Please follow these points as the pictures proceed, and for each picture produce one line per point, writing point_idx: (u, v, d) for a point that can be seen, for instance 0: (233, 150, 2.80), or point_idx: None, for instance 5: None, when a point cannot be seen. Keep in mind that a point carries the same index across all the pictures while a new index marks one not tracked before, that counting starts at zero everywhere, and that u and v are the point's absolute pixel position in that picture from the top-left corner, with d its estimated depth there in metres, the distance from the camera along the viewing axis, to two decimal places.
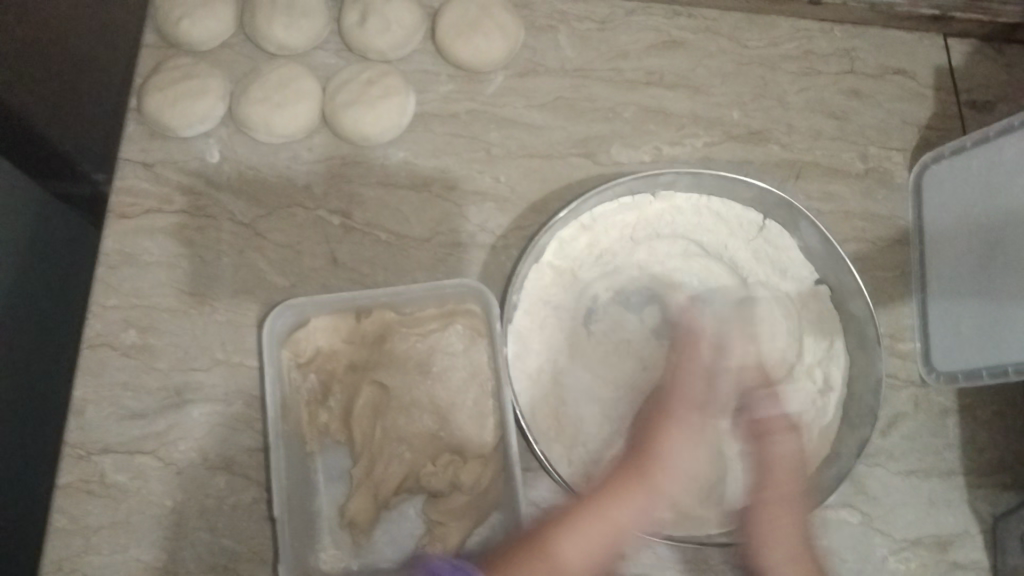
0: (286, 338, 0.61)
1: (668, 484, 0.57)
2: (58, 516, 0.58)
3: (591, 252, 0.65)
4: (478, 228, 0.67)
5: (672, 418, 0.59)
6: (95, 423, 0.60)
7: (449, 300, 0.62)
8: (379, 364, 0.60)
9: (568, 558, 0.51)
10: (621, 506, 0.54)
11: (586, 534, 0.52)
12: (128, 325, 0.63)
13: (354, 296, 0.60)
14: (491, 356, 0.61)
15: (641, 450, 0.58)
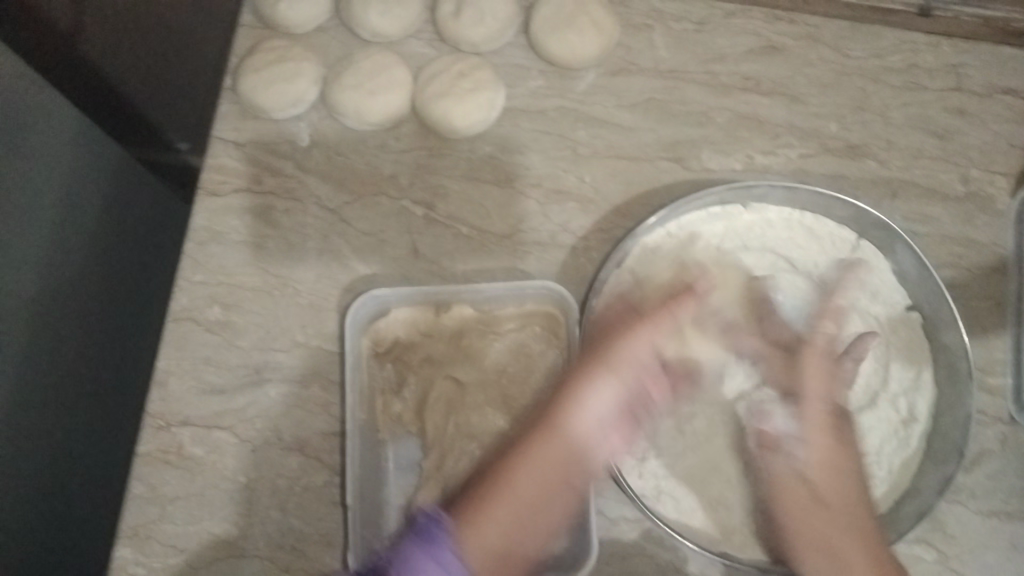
0: (367, 327, 0.61)
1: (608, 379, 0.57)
2: (137, 483, 0.60)
3: (675, 262, 0.64)
4: (559, 227, 0.66)
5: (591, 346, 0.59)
6: (176, 395, 0.62)
7: (530, 301, 0.62)
8: (455, 360, 0.60)
9: (523, 483, 0.54)
10: (575, 425, 0.56)
11: (540, 456, 0.55)
12: (213, 302, 0.64)
13: (434, 291, 0.61)
14: (566, 360, 0.61)
15: (586, 360, 0.58)
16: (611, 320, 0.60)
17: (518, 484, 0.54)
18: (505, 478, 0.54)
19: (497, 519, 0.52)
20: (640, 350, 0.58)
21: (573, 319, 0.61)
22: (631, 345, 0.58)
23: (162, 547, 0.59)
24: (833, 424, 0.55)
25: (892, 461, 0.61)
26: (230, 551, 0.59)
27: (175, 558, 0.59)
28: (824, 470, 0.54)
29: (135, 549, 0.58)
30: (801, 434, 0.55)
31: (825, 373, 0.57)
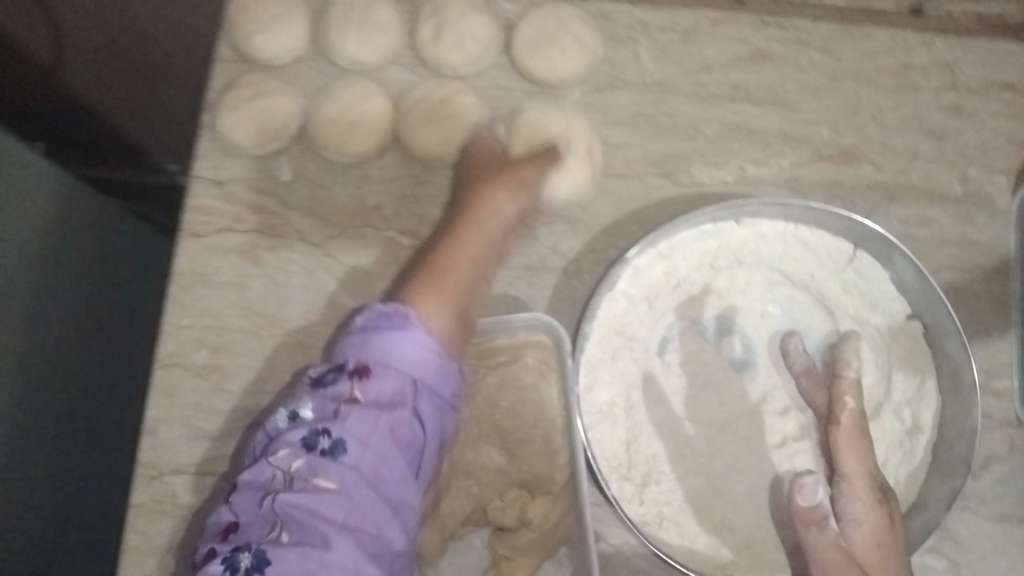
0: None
1: (505, 201, 0.61)
2: (131, 534, 0.59)
3: (668, 281, 0.62)
4: (550, 250, 0.65)
5: (482, 202, 0.60)
6: (167, 443, 0.61)
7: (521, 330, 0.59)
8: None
9: (455, 278, 0.57)
10: (487, 226, 0.60)
11: (465, 254, 0.58)
12: (200, 345, 0.63)
13: None
14: (561, 391, 0.59)
15: (482, 183, 0.62)
16: (491, 155, 0.63)
17: (451, 283, 0.56)
18: (436, 273, 0.57)
19: (445, 313, 0.55)
20: (533, 177, 0.62)
21: (566, 352, 0.58)
22: (527, 171, 0.62)
23: None
24: (879, 503, 0.53)
25: (898, 473, 0.59)
26: None
27: None
28: (875, 553, 0.51)
29: None
30: (857, 519, 0.52)
31: (867, 456, 0.55)
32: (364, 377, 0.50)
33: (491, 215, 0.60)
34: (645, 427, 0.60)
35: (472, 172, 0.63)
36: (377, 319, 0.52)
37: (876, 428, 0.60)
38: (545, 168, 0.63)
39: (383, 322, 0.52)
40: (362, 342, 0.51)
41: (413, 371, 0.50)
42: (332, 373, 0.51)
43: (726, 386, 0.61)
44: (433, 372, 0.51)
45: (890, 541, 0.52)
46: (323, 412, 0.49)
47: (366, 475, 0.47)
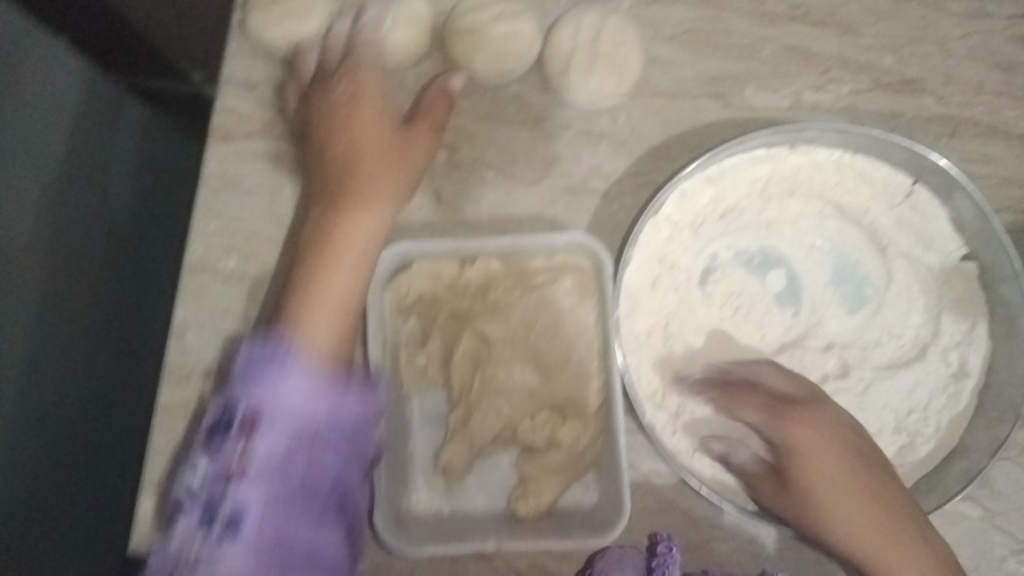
0: (387, 281, 0.58)
1: (380, 168, 0.56)
2: (156, 436, 0.59)
3: (716, 207, 0.60)
4: (592, 170, 0.62)
5: (354, 169, 0.56)
6: (194, 347, 0.60)
7: (557, 252, 0.58)
8: (480, 315, 0.58)
9: (339, 280, 0.53)
10: (366, 199, 0.55)
11: (348, 242, 0.54)
12: (230, 251, 0.61)
13: (459, 245, 0.58)
14: (600, 316, 0.58)
15: (351, 157, 0.56)
16: (359, 123, 0.57)
17: (332, 290, 0.52)
18: (313, 285, 0.52)
19: (328, 319, 0.51)
20: (407, 158, 0.57)
21: (607, 276, 0.57)
22: (404, 152, 0.57)
23: None
24: (790, 412, 0.55)
25: (940, 417, 0.58)
26: None
27: None
28: (809, 465, 0.54)
29: (154, 501, 0.57)
30: (782, 437, 0.55)
31: (753, 395, 0.56)
32: (253, 431, 0.47)
33: (366, 199, 0.55)
34: (681, 356, 0.59)
35: (342, 137, 0.57)
36: (261, 357, 0.48)
37: (919, 370, 0.59)
38: (425, 149, 0.58)
39: (265, 360, 0.48)
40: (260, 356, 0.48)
41: (304, 410, 0.47)
42: (225, 420, 0.48)
43: (769, 320, 0.60)
44: (326, 395, 0.48)
45: (829, 435, 0.54)
46: (217, 484, 0.47)
47: (270, 538, 0.47)
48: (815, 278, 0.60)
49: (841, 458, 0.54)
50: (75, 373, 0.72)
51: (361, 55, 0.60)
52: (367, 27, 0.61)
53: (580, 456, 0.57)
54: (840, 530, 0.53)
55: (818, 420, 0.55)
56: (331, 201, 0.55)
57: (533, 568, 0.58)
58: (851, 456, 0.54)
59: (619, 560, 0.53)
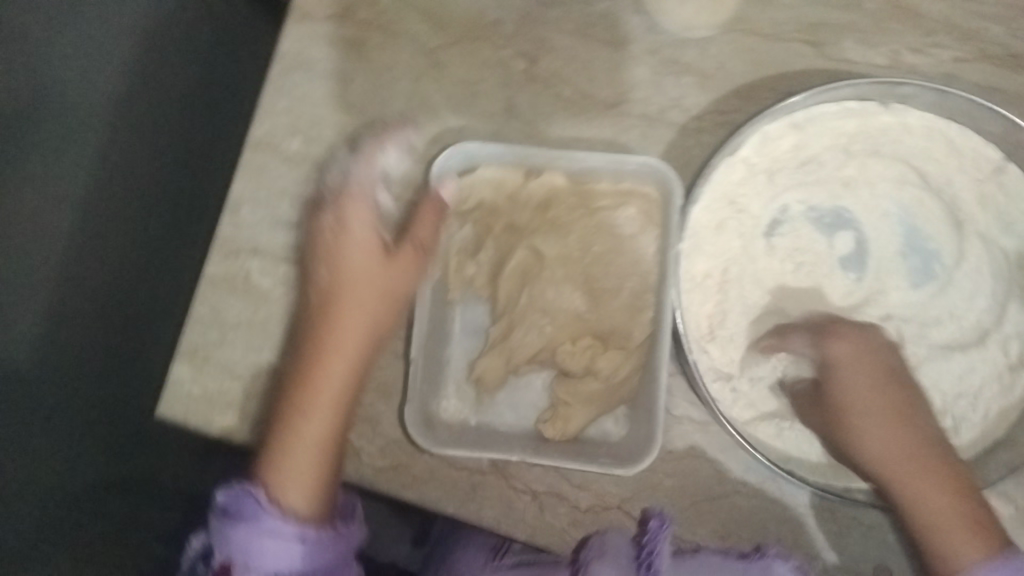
0: (448, 183, 0.58)
1: (361, 252, 0.53)
2: (201, 304, 0.60)
3: (796, 156, 0.58)
4: (672, 103, 0.60)
5: (336, 277, 0.53)
6: (247, 223, 0.60)
7: (628, 177, 0.58)
8: (538, 229, 0.58)
9: (312, 429, 0.50)
10: (343, 355, 0.52)
11: (319, 400, 0.51)
12: (294, 133, 0.60)
13: (527, 154, 0.58)
14: (659, 248, 0.57)
15: (333, 299, 0.53)
16: (342, 255, 0.53)
17: (305, 442, 0.50)
18: (288, 441, 0.50)
19: (307, 471, 0.49)
20: (395, 283, 0.53)
21: (675, 207, 0.56)
22: (389, 270, 0.53)
23: (223, 370, 0.59)
24: (832, 328, 0.54)
25: (989, 407, 0.56)
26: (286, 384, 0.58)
27: (235, 380, 0.59)
28: (837, 397, 0.52)
29: (191, 369, 0.59)
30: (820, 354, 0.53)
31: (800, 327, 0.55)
32: None
33: (349, 339, 0.52)
34: (736, 303, 0.57)
35: (322, 247, 0.54)
36: (235, 502, 0.48)
37: (978, 356, 0.57)
38: (416, 266, 0.54)
39: (239, 522, 0.48)
40: (223, 536, 0.48)
41: (278, 565, 0.47)
42: (203, 560, 0.50)
43: (830, 281, 0.58)
44: (303, 555, 0.48)
45: (864, 357, 0.52)
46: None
47: None
48: (884, 246, 0.58)
49: (873, 381, 0.51)
50: (98, 363, 0.58)
51: (354, 178, 0.55)
52: (360, 157, 0.56)
53: (615, 388, 0.56)
54: (865, 454, 0.51)
55: (856, 336, 0.53)
56: (302, 364, 0.52)
57: (548, 491, 0.57)
58: (883, 379, 0.52)
59: (605, 544, 0.53)
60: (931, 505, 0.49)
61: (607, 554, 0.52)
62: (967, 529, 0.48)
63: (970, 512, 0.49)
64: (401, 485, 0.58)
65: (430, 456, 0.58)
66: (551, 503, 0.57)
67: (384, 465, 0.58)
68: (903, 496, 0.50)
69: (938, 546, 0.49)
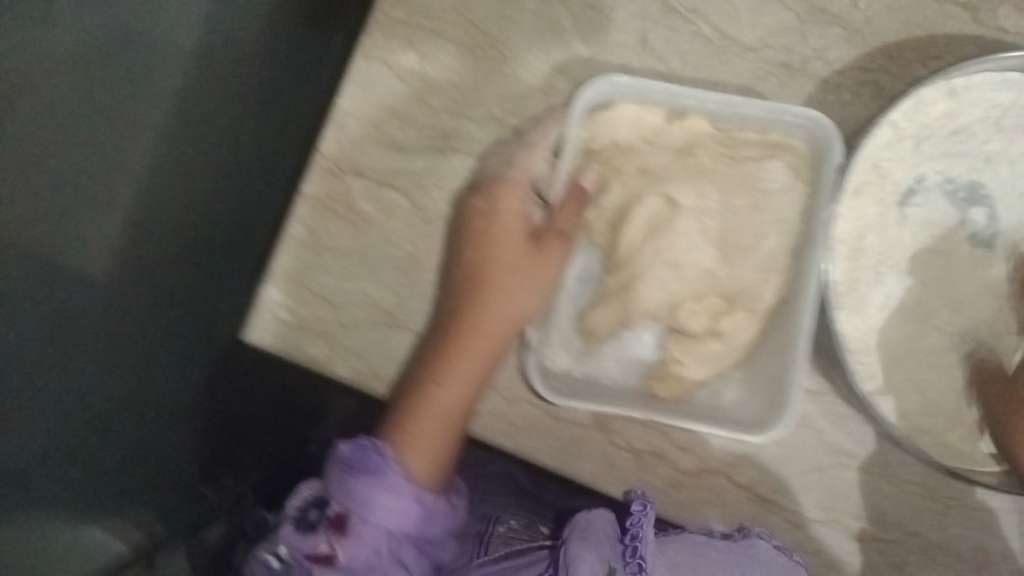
0: (587, 117, 0.55)
1: (524, 242, 0.54)
2: (298, 224, 0.57)
3: (946, 124, 0.55)
4: (816, 53, 0.56)
5: (495, 255, 0.54)
6: (352, 140, 0.56)
7: (778, 128, 0.55)
8: (676, 175, 0.55)
9: (445, 399, 0.53)
10: (483, 338, 0.54)
11: (452, 377, 0.53)
12: (409, 47, 0.56)
13: (676, 92, 0.55)
14: (801, 211, 0.54)
15: (480, 278, 0.54)
16: (495, 241, 0.54)
17: (434, 413, 0.53)
18: (421, 407, 0.53)
19: (432, 439, 0.54)
20: (541, 276, 0.54)
21: (832, 163, 0.53)
22: (537, 260, 0.54)
23: (318, 295, 0.57)
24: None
25: None
26: (385, 316, 0.56)
27: (329, 308, 0.57)
28: None
29: (284, 293, 0.57)
30: None
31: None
32: (342, 530, 0.52)
33: (493, 324, 0.54)
34: (867, 273, 0.55)
35: (480, 221, 0.54)
36: (360, 454, 0.53)
37: None
38: (559, 257, 0.54)
39: (360, 473, 0.52)
40: (341, 487, 0.52)
41: (393, 522, 0.52)
42: (314, 509, 0.54)
43: (962, 263, 0.55)
44: (415, 518, 0.52)
45: None
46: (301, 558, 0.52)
47: None
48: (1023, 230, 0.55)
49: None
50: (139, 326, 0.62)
51: (514, 169, 0.54)
52: (526, 148, 0.54)
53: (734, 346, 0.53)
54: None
55: None
56: (442, 338, 0.54)
57: (649, 451, 0.55)
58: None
59: (589, 523, 0.54)
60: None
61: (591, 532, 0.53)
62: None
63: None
64: (498, 431, 0.56)
65: (530, 403, 0.56)
66: (653, 462, 0.55)
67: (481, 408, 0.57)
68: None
69: None
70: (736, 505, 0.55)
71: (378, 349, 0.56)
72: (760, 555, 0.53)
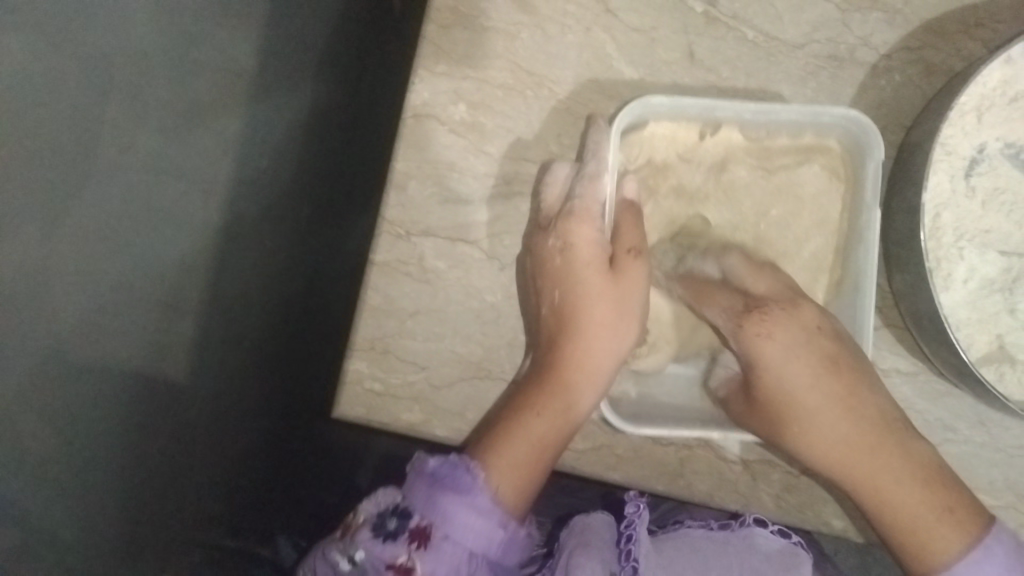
0: (622, 140, 0.55)
1: (599, 272, 0.52)
2: (374, 293, 0.55)
3: (1006, 92, 0.55)
4: (861, 40, 0.56)
5: (574, 275, 0.51)
6: (415, 201, 0.55)
7: (812, 132, 0.55)
8: (711, 195, 0.56)
9: (538, 423, 0.49)
10: (577, 368, 0.50)
11: (549, 407, 0.50)
12: (458, 98, 0.56)
13: (713, 108, 0.53)
14: (848, 210, 0.55)
15: (569, 312, 0.51)
16: (574, 276, 0.51)
17: (528, 435, 0.49)
18: (513, 428, 0.49)
19: (522, 462, 0.48)
20: (624, 305, 0.51)
21: (874, 160, 0.53)
22: (617, 287, 0.51)
23: (403, 361, 0.55)
24: (754, 324, 0.52)
25: None
26: (475, 371, 0.56)
27: (418, 374, 0.56)
28: (789, 385, 0.51)
29: (370, 363, 0.55)
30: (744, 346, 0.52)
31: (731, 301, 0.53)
32: (426, 541, 0.45)
33: (585, 359, 0.51)
34: (944, 250, 0.54)
35: (556, 253, 0.52)
36: (450, 471, 0.47)
37: None
38: (642, 276, 0.51)
39: (453, 484, 0.47)
40: (429, 499, 0.46)
41: (476, 545, 0.46)
42: (394, 518, 0.46)
43: None
44: (495, 547, 0.46)
45: (802, 346, 0.51)
46: (378, 569, 0.45)
47: None
48: None
49: (839, 383, 0.50)
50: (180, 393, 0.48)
51: (580, 198, 0.51)
52: (586, 176, 0.52)
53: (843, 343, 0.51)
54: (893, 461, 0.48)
55: (791, 317, 0.52)
56: (541, 366, 0.51)
57: (761, 460, 0.55)
58: (831, 371, 0.50)
59: (587, 526, 0.51)
60: (923, 519, 0.47)
61: (592, 535, 0.49)
62: (951, 521, 0.47)
63: (943, 502, 0.47)
64: (607, 466, 0.55)
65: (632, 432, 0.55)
66: (764, 472, 0.55)
67: (586, 449, 0.55)
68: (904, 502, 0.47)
69: (923, 544, 0.47)
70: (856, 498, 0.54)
71: (474, 406, 0.55)
72: (759, 546, 0.51)
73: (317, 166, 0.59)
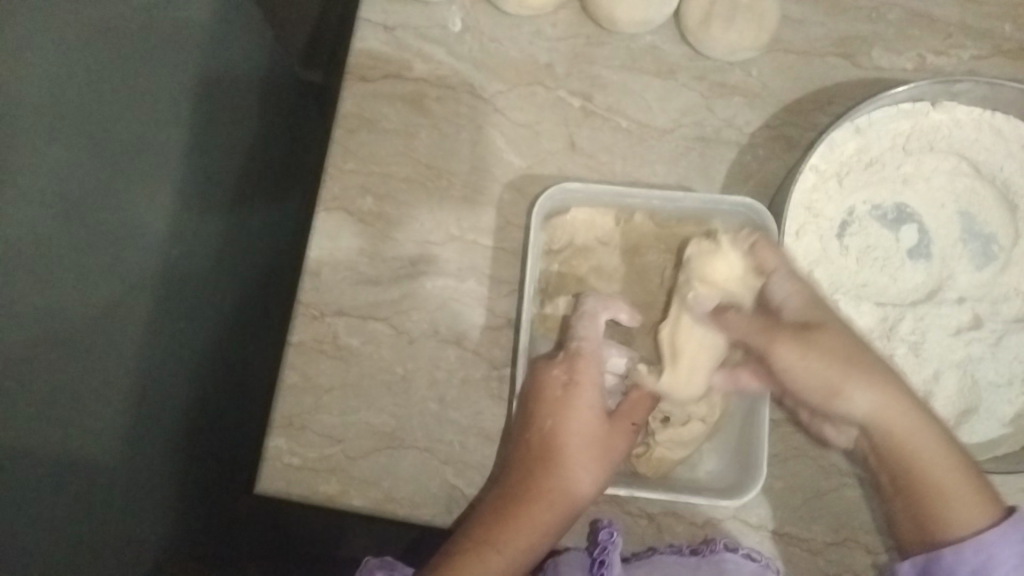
0: (544, 223, 0.60)
1: (586, 407, 0.54)
2: (290, 371, 0.59)
3: (860, 159, 0.61)
4: (724, 122, 0.63)
5: (565, 405, 0.54)
6: (329, 286, 0.60)
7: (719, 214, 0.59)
8: (624, 276, 0.60)
9: (499, 558, 0.50)
10: (548, 507, 0.52)
11: (509, 543, 0.51)
12: (366, 191, 0.62)
13: (625, 195, 0.60)
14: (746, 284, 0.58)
15: (551, 445, 0.53)
16: (566, 412, 0.54)
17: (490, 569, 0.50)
18: (476, 557, 0.50)
19: None
20: (608, 453, 0.53)
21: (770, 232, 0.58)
22: (606, 439, 0.54)
23: (319, 436, 0.58)
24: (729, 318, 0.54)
25: None
26: (387, 441, 0.58)
27: (332, 446, 0.58)
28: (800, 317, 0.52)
29: (287, 439, 0.58)
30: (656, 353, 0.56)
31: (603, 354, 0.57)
32: None
33: (557, 497, 0.52)
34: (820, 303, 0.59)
35: (555, 384, 0.54)
36: None
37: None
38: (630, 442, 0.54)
39: None
40: None
41: None
42: None
43: (903, 270, 0.61)
44: None
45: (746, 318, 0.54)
46: None
47: None
48: (934, 242, 0.61)
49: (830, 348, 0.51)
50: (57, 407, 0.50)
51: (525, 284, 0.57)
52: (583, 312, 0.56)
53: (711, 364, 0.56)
54: (855, 411, 0.50)
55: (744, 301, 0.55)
56: (509, 491, 0.53)
57: (662, 511, 0.56)
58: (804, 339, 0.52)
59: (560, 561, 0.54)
60: (953, 490, 0.49)
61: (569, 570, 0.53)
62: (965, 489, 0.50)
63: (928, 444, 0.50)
64: None
65: None
66: (667, 523, 0.56)
67: None
68: (906, 451, 0.50)
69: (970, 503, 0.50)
70: (758, 545, 0.56)
71: (386, 474, 0.57)
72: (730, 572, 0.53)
73: (211, 267, 0.66)
